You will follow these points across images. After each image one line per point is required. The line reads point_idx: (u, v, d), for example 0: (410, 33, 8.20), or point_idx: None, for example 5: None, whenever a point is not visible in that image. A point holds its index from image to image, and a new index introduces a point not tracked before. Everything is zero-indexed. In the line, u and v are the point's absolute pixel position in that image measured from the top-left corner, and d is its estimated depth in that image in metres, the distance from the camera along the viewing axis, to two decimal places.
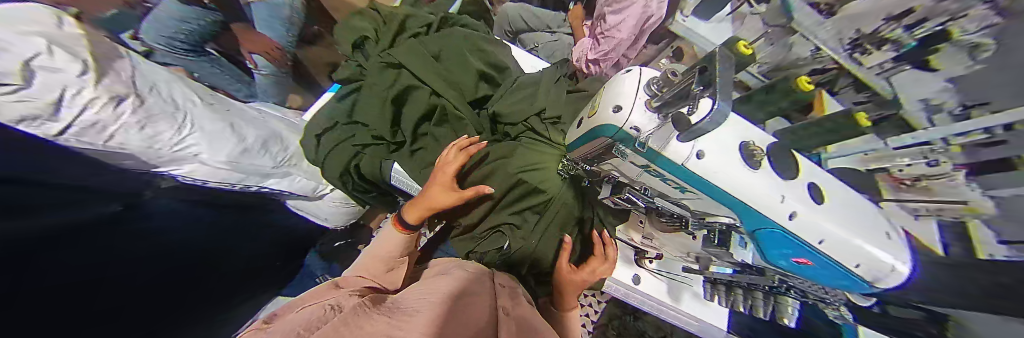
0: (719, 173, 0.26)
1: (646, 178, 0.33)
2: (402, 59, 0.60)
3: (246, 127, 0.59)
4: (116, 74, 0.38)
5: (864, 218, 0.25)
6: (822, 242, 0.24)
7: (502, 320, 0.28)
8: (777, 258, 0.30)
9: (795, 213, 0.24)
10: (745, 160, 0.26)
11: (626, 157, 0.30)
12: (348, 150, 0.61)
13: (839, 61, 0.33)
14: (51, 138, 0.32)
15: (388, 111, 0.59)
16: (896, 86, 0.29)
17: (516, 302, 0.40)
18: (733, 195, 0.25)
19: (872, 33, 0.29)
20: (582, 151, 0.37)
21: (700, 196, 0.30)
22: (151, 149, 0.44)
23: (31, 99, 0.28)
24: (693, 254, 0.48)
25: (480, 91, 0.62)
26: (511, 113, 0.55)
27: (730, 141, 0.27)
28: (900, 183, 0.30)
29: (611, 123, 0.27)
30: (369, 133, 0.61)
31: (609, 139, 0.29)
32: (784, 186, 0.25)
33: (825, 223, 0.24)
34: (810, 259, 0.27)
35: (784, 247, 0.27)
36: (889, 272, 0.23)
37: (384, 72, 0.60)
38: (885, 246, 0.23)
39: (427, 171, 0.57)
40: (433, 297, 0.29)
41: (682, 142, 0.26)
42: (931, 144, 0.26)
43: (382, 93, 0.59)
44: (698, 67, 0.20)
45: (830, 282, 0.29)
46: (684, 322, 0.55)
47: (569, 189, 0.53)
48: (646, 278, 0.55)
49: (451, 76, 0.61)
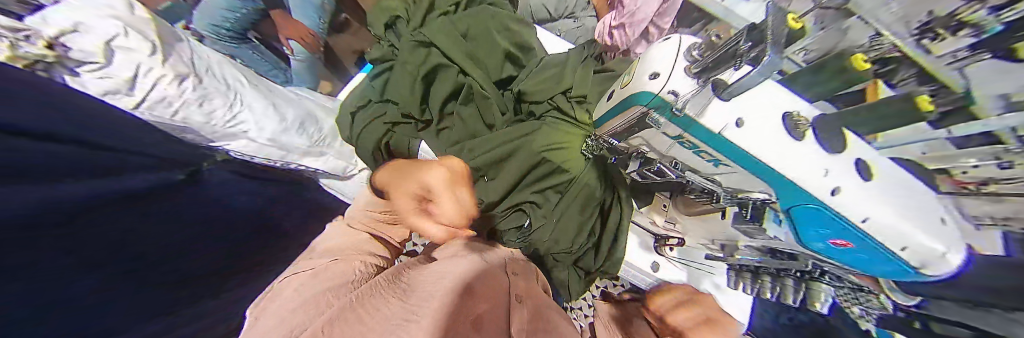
0: (756, 143, 0.25)
1: (676, 151, 0.33)
2: (432, 38, 0.60)
3: (286, 107, 0.68)
4: (178, 56, 0.46)
5: (911, 197, 0.23)
6: (866, 220, 0.23)
7: (513, 310, 0.29)
8: (812, 240, 0.29)
9: (839, 188, 0.24)
10: (790, 131, 0.25)
11: (660, 128, 0.31)
12: (379, 127, 0.65)
13: (901, 50, 0.19)
14: (131, 110, 0.42)
15: (417, 89, 0.60)
16: (975, 83, 0.16)
17: (529, 282, 0.43)
18: (774, 168, 0.25)
19: (951, 12, 0.15)
20: (614, 124, 0.39)
21: (735, 169, 0.29)
22: (208, 124, 0.52)
23: (111, 75, 0.37)
24: (718, 240, 0.49)
25: (506, 71, 0.63)
26: (537, 91, 0.56)
27: (771, 115, 0.26)
28: (965, 187, 0.22)
29: (647, 91, 0.30)
30: (398, 111, 0.63)
31: (643, 108, 0.31)
32: (828, 159, 0.25)
33: (874, 201, 0.23)
34: (850, 241, 0.26)
35: (822, 225, 0.27)
36: (937, 258, 0.22)
37: (414, 50, 0.61)
38: (943, 234, 0.21)
39: (451, 149, 0.61)
40: (446, 283, 0.30)
41: (725, 101, 0.26)
42: (1003, 142, 0.17)
43: (410, 72, 0.60)
44: (746, 34, 0.24)
45: (873, 268, 0.27)
46: None
47: (592, 169, 0.54)
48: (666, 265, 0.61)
49: (479, 57, 0.62)
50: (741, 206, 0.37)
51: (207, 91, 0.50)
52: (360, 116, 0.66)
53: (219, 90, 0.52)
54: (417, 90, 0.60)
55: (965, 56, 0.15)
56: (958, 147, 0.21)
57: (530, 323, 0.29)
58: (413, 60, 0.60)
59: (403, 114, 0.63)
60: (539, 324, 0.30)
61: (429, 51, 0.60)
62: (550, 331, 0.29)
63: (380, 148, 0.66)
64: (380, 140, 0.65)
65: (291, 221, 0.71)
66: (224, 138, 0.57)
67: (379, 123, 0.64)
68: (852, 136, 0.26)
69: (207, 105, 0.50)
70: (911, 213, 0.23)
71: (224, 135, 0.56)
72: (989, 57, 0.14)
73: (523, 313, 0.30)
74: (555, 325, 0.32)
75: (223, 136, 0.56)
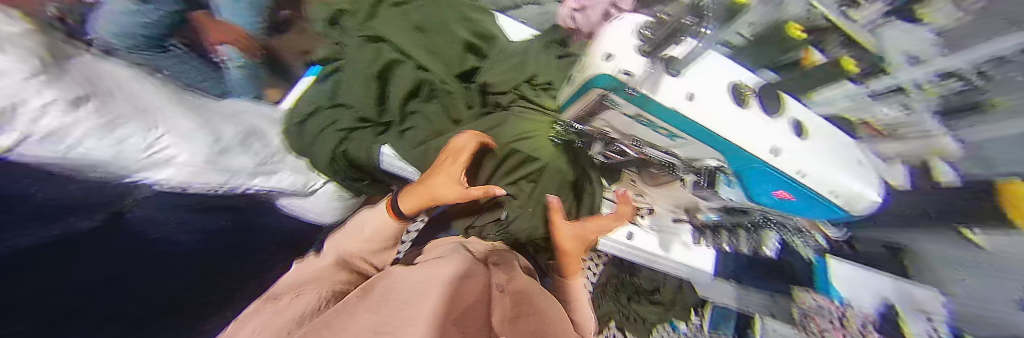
0: (700, 115, 0.28)
1: (637, 128, 0.35)
2: (385, 32, 0.59)
3: (225, 122, 0.48)
4: (116, 91, 0.32)
5: (838, 149, 0.32)
6: (802, 173, 0.30)
7: (496, 300, 0.32)
8: (761, 195, 0.36)
9: (777, 148, 0.30)
10: (735, 99, 0.30)
11: (619, 107, 0.32)
12: (332, 136, 0.58)
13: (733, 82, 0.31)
14: (134, 180, 0.35)
15: (373, 87, 0.58)
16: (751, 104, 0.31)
17: (512, 269, 0.44)
18: (724, 137, 0.29)
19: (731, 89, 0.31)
20: (578, 107, 0.40)
21: (690, 140, 0.33)
22: (219, 173, 0.44)
23: (93, 148, 0.27)
24: (682, 204, 0.60)
25: (468, 63, 0.64)
26: (501, 81, 0.62)
27: (716, 89, 0.30)
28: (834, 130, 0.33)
29: (603, 72, 0.30)
30: (353, 116, 0.59)
31: (602, 90, 0.32)
32: (769, 121, 0.30)
33: (805, 157, 0.30)
34: (788, 191, 0.33)
35: (767, 180, 0.33)
36: (859, 196, 0.31)
37: (365, 47, 0.59)
38: (849, 173, 0.31)
39: (418, 150, 0.60)
40: (421, 287, 0.29)
41: (676, 77, 0.29)
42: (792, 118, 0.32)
43: (365, 71, 0.57)
44: (689, 14, 0.27)
45: (809, 209, 0.35)
46: (675, 270, 0.66)
47: (562, 156, 0.57)
48: (638, 234, 0.64)
49: (439, 50, 0.62)
50: (699, 174, 0.42)
51: (220, 142, 0.44)
52: (309, 124, 0.60)
53: (229, 134, 0.47)
54: (374, 89, 0.58)
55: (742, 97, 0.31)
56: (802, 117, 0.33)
57: (512, 305, 0.32)
58: (368, 56, 0.58)
59: (359, 118, 0.59)
60: (520, 304, 0.33)
61: (381, 47, 0.59)
62: (531, 309, 0.34)
63: (335, 161, 0.60)
64: (335, 150, 0.58)
65: None
66: (241, 183, 0.49)
67: (332, 131, 0.57)
68: (790, 97, 0.35)
69: (225, 160, 0.45)
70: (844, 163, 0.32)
71: (243, 181, 0.49)
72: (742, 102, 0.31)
73: (506, 301, 0.33)
74: (535, 302, 0.36)
75: (241, 181, 0.48)
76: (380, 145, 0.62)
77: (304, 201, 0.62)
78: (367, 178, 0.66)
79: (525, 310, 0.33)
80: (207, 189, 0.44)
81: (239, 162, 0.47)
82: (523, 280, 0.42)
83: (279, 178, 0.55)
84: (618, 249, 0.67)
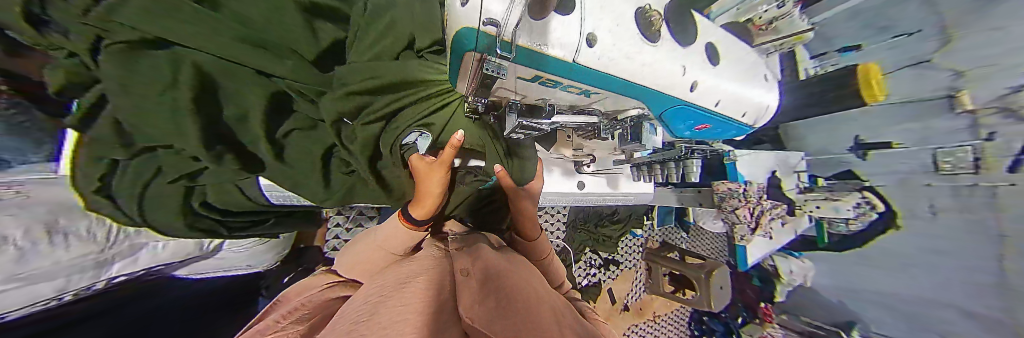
0: (603, 63, 0.25)
1: (551, 92, 0.31)
2: (161, 26, 0.28)
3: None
4: None
5: (738, 70, 0.42)
6: (719, 102, 0.39)
7: (457, 288, 0.21)
8: (685, 131, 0.44)
9: (695, 85, 0.35)
10: (644, 34, 0.28)
11: (506, 76, 0.24)
12: (172, 187, 0.45)
13: (650, 16, 0.29)
14: None
15: (191, 122, 0.34)
16: (662, 30, 0.30)
17: (476, 250, 0.38)
18: (650, 86, 0.31)
19: (646, 12, 0.29)
20: (465, 79, 0.28)
21: (601, 93, 0.32)
22: (56, 280, 0.44)
23: None
24: (617, 149, 0.64)
25: (326, 38, 0.42)
26: (376, 56, 0.41)
27: (628, 33, 0.26)
28: (711, 41, 0.38)
29: (465, 26, 0.20)
30: (183, 157, 0.42)
31: (476, 53, 0.22)
32: (686, 58, 0.33)
33: (710, 92, 0.37)
34: (707, 122, 0.42)
35: (687, 117, 0.39)
36: (764, 110, 0.46)
37: (133, 63, 0.29)
38: (753, 98, 0.43)
39: (312, 170, 0.49)
40: (395, 309, 0.15)
41: (566, 16, 0.22)
42: (685, 45, 0.33)
43: (156, 103, 0.32)
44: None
45: (717, 130, 0.47)
46: (627, 198, 0.85)
47: (482, 131, 0.55)
48: (588, 180, 0.75)
49: (272, 30, 0.36)
50: (626, 128, 0.45)
51: (19, 245, 0.38)
52: (123, 190, 0.41)
53: (40, 227, 0.41)
54: (194, 128, 0.34)
55: (646, 16, 0.29)
56: (688, 48, 0.34)
57: (482, 281, 0.22)
58: (146, 78, 0.31)
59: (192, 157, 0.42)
60: (494, 278, 0.24)
61: (180, 55, 0.32)
62: (509, 278, 0.24)
63: (191, 213, 0.50)
64: (188, 204, 0.48)
65: (179, 291, 0.74)
66: (90, 281, 0.49)
67: (163, 184, 0.43)
68: (698, 17, 0.38)
69: (33, 259, 0.40)
70: (744, 79, 0.42)
71: (99, 275, 0.50)
72: (652, 32, 0.29)
73: (473, 284, 0.21)
74: (505, 270, 0.28)
75: (63, 287, 0.45)
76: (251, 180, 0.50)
77: (194, 259, 0.70)
78: (258, 217, 0.60)
79: (499, 281, 0.23)
80: (36, 307, 0.44)
81: (85, 251, 0.47)
82: (488, 256, 0.32)
83: (154, 252, 0.60)
84: (574, 198, 0.78)
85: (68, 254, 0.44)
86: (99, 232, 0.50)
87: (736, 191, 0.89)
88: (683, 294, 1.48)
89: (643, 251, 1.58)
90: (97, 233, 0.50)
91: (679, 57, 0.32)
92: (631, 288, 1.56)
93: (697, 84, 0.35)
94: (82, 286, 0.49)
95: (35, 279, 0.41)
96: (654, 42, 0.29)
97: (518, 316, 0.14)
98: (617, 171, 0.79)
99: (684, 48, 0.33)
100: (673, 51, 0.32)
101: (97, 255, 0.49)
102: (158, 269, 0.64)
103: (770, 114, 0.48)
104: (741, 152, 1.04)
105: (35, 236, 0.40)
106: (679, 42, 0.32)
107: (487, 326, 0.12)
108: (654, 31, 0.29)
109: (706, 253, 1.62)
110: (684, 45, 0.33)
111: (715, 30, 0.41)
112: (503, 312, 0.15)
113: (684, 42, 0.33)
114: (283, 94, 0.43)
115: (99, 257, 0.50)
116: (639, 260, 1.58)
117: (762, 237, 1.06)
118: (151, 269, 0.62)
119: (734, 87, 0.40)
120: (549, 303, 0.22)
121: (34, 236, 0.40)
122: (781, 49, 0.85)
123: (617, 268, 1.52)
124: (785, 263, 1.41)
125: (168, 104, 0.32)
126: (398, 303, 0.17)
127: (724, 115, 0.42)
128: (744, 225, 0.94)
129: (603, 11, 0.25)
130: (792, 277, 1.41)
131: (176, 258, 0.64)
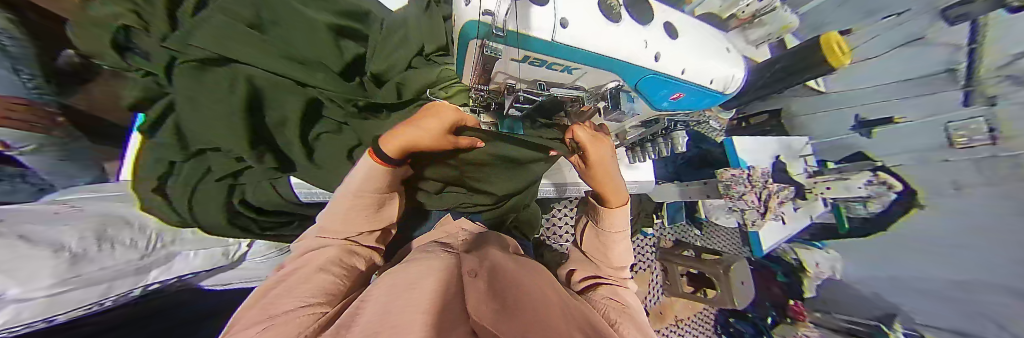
0: (578, 43, 0.31)
1: (539, 71, 0.36)
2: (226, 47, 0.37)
3: (67, 231, 0.43)
4: None
5: (703, 44, 0.47)
6: (687, 72, 0.44)
7: (466, 287, 0.23)
8: (664, 102, 0.48)
9: (661, 57, 0.39)
10: (608, 17, 0.33)
11: (501, 58, 0.29)
12: (217, 186, 0.50)
13: (610, 3, 0.35)
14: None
15: (242, 126, 0.40)
16: (621, 13, 0.35)
17: (487, 250, 0.39)
18: (622, 61, 0.36)
19: (607, 0, 0.35)
20: (468, 66, 0.33)
21: (583, 69, 0.36)
22: (98, 286, 0.44)
23: None
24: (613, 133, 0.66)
25: (350, 53, 0.51)
26: (391, 65, 0.49)
27: (593, 16, 0.32)
28: (670, 22, 0.43)
29: (470, 20, 0.26)
30: (228, 158, 0.48)
31: (478, 42, 0.28)
32: (648, 35, 0.38)
33: (680, 65, 0.42)
34: (679, 91, 0.46)
35: (663, 86, 0.44)
36: (734, 79, 0.50)
37: (200, 78, 0.38)
38: (722, 68, 0.47)
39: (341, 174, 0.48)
40: (417, 312, 0.18)
41: (542, 7, 0.28)
42: (646, 26, 0.39)
43: (216, 108, 0.39)
44: None
45: (696, 99, 0.51)
46: (629, 187, 0.87)
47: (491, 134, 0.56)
48: None
49: (308, 48, 0.45)
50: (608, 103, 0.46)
51: (72, 252, 0.41)
52: (177, 192, 0.48)
53: (91, 235, 0.45)
54: (246, 127, 0.40)
55: (606, 4, 0.34)
56: (648, 27, 0.39)
57: (490, 284, 0.24)
58: (208, 87, 0.38)
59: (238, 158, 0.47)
60: (499, 279, 0.26)
61: (237, 70, 0.40)
62: (512, 280, 0.26)
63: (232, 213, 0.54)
64: (230, 201, 0.51)
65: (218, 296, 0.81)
66: (130, 287, 0.51)
67: (209, 182, 0.49)
68: (657, 4, 0.44)
69: (82, 266, 0.41)
70: (708, 52, 0.46)
71: (138, 281, 0.52)
72: (615, 16, 0.34)
73: (481, 284, 0.24)
74: (514, 273, 0.29)
75: (109, 292, 0.47)
76: (278, 178, 0.51)
77: (221, 268, 0.73)
78: (286, 218, 0.62)
79: (506, 282, 0.25)
80: (84, 312, 0.44)
81: (127, 258, 0.51)
82: (496, 257, 0.35)
83: (186, 260, 0.63)
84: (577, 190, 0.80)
85: (113, 258, 0.48)
86: (139, 240, 0.54)
87: (739, 177, 0.89)
88: (704, 294, 1.42)
89: (657, 250, 1.54)
90: (138, 241, 0.54)
91: (641, 35, 0.37)
92: (648, 291, 1.50)
93: (662, 58, 0.40)
94: (125, 291, 0.50)
95: (106, 275, 0.46)
96: (617, 23, 0.34)
97: (521, 314, 0.16)
98: (615, 160, 0.82)
99: (646, 26, 0.39)
100: (635, 31, 0.37)
101: (137, 262, 0.52)
102: (188, 279, 0.65)
103: (739, 81, 0.51)
104: (740, 138, 1.05)
105: (86, 245, 0.44)
106: (638, 20, 0.38)
107: (492, 324, 0.14)
108: (615, 12, 0.35)
109: (723, 249, 1.57)
110: (645, 24, 0.39)
111: (676, 14, 0.46)
112: (506, 311, 0.16)
113: (645, 22, 0.39)
114: (317, 103, 0.47)
115: (138, 264, 0.53)
116: (654, 260, 1.54)
117: (774, 222, 1.05)
118: (183, 279, 0.63)
119: (697, 59, 0.44)
120: (560, 305, 0.22)
121: (85, 244, 0.44)
122: (769, 39, 0.92)
123: (632, 269, 1.48)
124: (809, 255, 1.38)
125: (227, 107, 0.39)
126: (411, 306, 0.20)
127: (696, 85, 0.47)
128: (753, 211, 0.93)
129: (571, 4, 0.30)
130: (819, 270, 1.35)
131: (205, 267, 0.66)
